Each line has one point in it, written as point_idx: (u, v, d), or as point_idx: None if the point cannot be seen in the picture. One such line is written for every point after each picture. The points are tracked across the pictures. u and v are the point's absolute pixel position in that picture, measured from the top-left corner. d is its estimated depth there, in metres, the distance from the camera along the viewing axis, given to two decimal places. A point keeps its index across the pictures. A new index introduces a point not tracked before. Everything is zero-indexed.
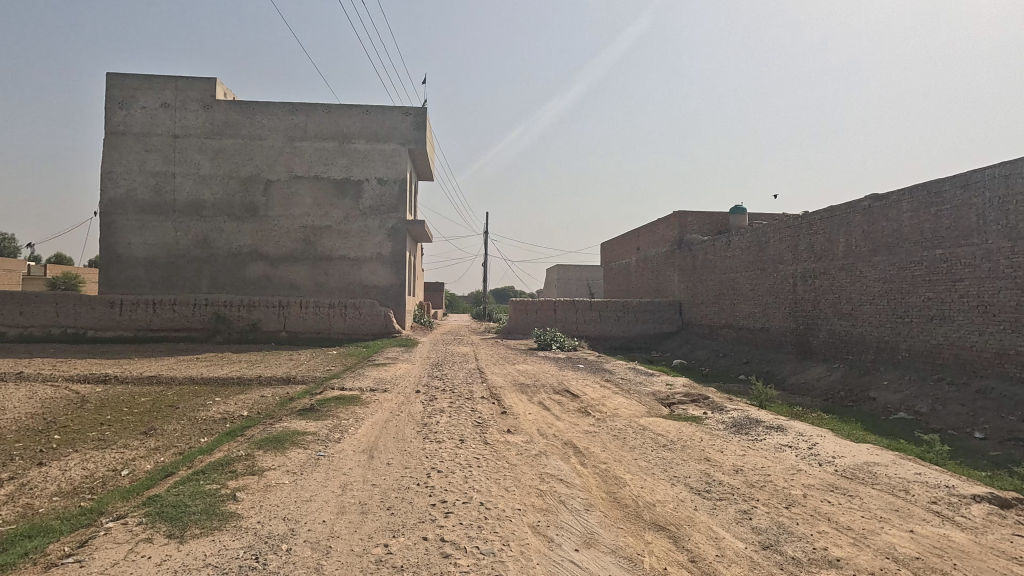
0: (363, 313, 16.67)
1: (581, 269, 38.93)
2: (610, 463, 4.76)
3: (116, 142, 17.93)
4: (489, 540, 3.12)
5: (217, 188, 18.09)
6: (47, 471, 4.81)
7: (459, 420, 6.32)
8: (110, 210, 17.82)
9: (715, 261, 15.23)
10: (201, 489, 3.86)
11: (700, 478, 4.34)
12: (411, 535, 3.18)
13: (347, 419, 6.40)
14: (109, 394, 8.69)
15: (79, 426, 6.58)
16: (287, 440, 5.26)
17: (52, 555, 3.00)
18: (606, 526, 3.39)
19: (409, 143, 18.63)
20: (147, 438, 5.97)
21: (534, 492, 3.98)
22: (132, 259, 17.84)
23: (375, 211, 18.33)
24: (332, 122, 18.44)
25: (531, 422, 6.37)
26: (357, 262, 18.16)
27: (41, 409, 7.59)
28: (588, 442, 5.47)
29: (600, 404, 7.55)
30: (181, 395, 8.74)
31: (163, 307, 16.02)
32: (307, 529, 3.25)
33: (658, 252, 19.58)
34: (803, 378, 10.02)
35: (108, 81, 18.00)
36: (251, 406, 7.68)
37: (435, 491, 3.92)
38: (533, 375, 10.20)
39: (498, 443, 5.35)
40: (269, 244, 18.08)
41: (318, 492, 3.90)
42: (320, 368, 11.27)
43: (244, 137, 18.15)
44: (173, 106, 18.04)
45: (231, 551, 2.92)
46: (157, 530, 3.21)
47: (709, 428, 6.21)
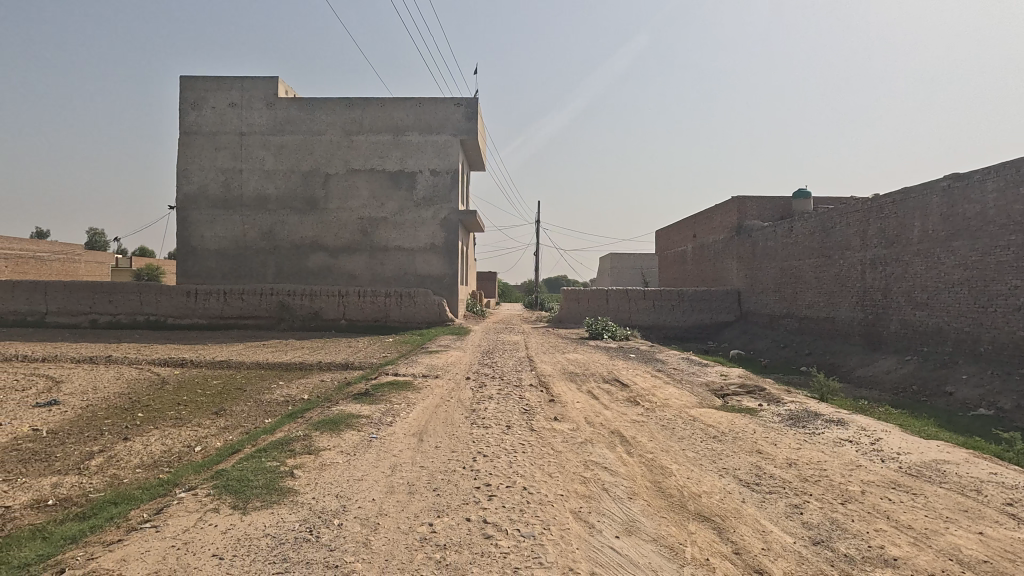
0: (417, 301, 17.07)
1: (635, 257, 38.35)
2: (657, 453, 4.70)
3: (189, 141, 19.12)
4: (530, 523, 3.18)
5: (280, 182, 18.96)
6: (131, 445, 5.26)
7: (507, 407, 6.41)
8: (185, 206, 19.06)
9: (776, 248, 14.62)
10: (262, 465, 4.13)
11: (751, 470, 4.23)
12: (455, 516, 3.28)
13: (399, 404, 6.63)
14: (186, 377, 9.41)
15: (160, 405, 7.16)
16: (342, 422, 5.50)
17: (131, 521, 3.30)
18: (649, 515, 3.37)
19: (461, 134, 18.79)
20: (218, 417, 6.42)
21: (577, 478, 4.01)
22: (204, 251, 19.00)
23: (428, 203, 18.66)
24: (386, 114, 18.88)
25: (579, 410, 6.38)
26: (412, 251, 18.58)
27: (127, 389, 8.30)
28: (635, 432, 5.42)
29: (650, 394, 7.44)
30: (249, 378, 9.32)
31: (233, 297, 16.96)
32: (357, 506, 3.42)
33: (716, 239, 18.96)
34: (871, 370, 9.49)
35: (182, 84, 19.20)
36: (312, 389, 8.10)
37: (479, 474, 4.01)
38: (582, 364, 10.18)
39: (544, 430, 5.39)
40: (329, 235, 18.80)
41: (369, 472, 4.08)
42: (376, 354, 11.69)
43: (305, 132, 18.91)
44: (240, 106, 19.02)
45: (288, 524, 3.11)
46: (224, 501, 3.47)
47: (764, 420, 6.02)
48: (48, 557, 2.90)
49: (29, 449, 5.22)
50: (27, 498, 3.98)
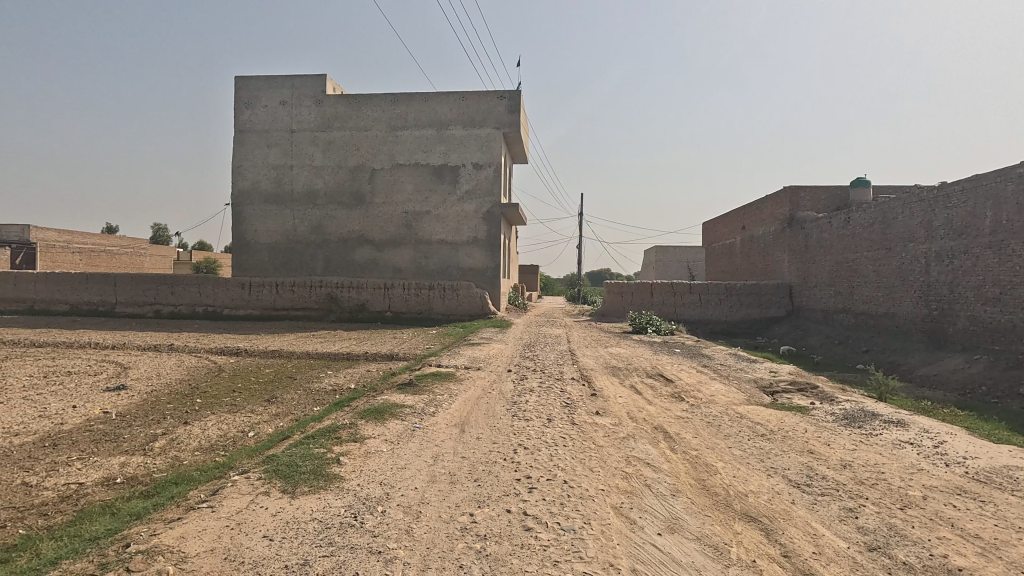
0: (460, 294, 17.22)
1: (681, 250, 37.52)
2: (703, 450, 4.58)
3: (243, 140, 19.92)
4: (570, 517, 3.16)
5: (328, 177, 19.48)
6: (190, 429, 5.55)
7: (548, 400, 6.39)
8: (240, 202, 19.87)
9: (831, 241, 13.98)
10: (310, 451, 4.27)
11: (802, 471, 4.07)
12: (495, 507, 3.30)
13: (441, 394, 6.73)
14: (240, 365, 9.85)
15: (216, 392, 7.53)
16: (386, 411, 5.63)
17: (190, 501, 3.48)
18: (692, 513, 3.30)
19: (504, 127, 18.75)
20: (270, 404, 6.69)
21: (619, 473, 3.96)
22: (258, 244, 19.78)
23: (471, 196, 18.75)
24: (430, 109, 19.07)
25: (621, 405, 6.30)
26: (454, 245, 18.75)
27: (187, 376, 8.76)
28: (679, 428, 5.30)
29: (695, 390, 7.28)
30: (299, 367, 9.67)
31: (284, 289, 17.59)
32: (400, 494, 3.49)
33: (767, 232, 18.30)
34: (935, 369, 8.95)
35: (236, 84, 20.00)
36: (358, 379, 8.34)
37: (520, 466, 4.02)
38: (625, 358, 10.04)
39: (585, 424, 5.35)
40: (375, 228, 19.21)
41: (412, 461, 4.16)
42: (420, 346, 11.89)
43: (351, 128, 19.36)
44: (291, 104, 19.66)
45: (335, 509, 3.21)
46: (274, 485, 3.60)
47: (816, 419, 5.78)
48: (116, 531, 3.10)
49: (101, 430, 5.59)
50: (98, 476, 4.26)
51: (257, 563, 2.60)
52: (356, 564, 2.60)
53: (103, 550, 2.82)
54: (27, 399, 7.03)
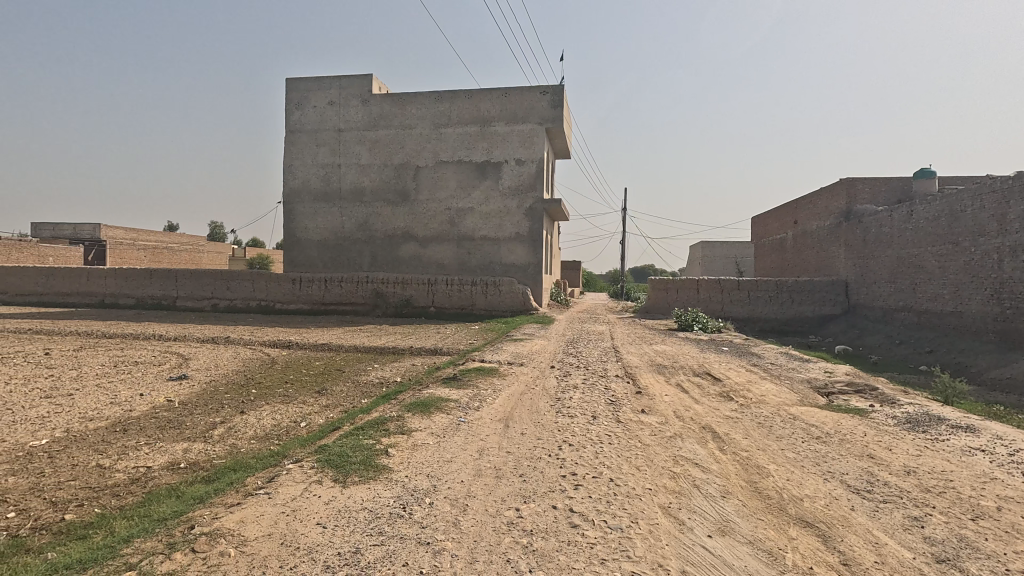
0: (502, 290, 17.29)
1: (729, 245, 36.49)
2: (754, 451, 4.45)
3: (294, 140, 20.60)
4: (617, 516, 3.12)
5: (374, 175, 19.91)
6: (246, 418, 5.80)
7: (592, 397, 6.33)
8: (291, 200, 20.58)
9: (892, 235, 13.28)
10: (360, 443, 4.38)
11: (861, 476, 3.88)
12: (541, 503, 3.30)
13: (485, 389, 6.78)
14: (292, 357, 10.21)
15: (270, 383, 7.86)
16: (433, 405, 5.71)
17: (248, 487, 3.64)
18: (743, 516, 3.20)
19: (547, 122, 18.65)
20: (320, 396, 6.91)
21: (666, 473, 3.88)
22: (308, 241, 20.42)
23: (514, 192, 18.76)
24: (473, 106, 19.18)
25: (667, 404, 6.18)
26: (497, 240, 18.81)
27: (243, 367, 9.17)
28: (729, 428, 5.16)
29: (745, 389, 7.07)
30: (347, 360, 9.95)
31: (332, 284, 18.11)
32: (447, 486, 3.54)
33: (821, 226, 17.55)
34: (1007, 372, 8.38)
35: (288, 86, 20.70)
36: (404, 373, 8.51)
37: (566, 463, 4.01)
38: (671, 356, 9.84)
39: (630, 422, 5.27)
40: (419, 225, 19.50)
41: (457, 454, 4.21)
42: (463, 341, 12.02)
43: (396, 126, 19.71)
44: (338, 104, 20.19)
45: (384, 499, 3.29)
46: (327, 474, 3.72)
47: (876, 422, 5.50)
48: (182, 513, 3.27)
49: (166, 418, 5.92)
50: (163, 460, 4.51)
51: (312, 549, 2.69)
52: (405, 554, 2.65)
53: (170, 531, 2.98)
54: (100, 386, 7.52)
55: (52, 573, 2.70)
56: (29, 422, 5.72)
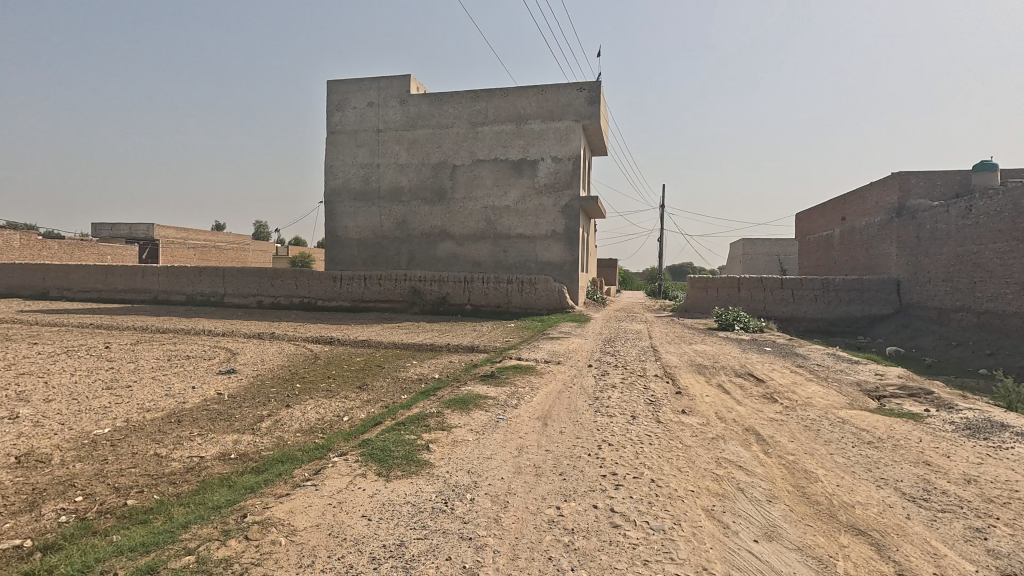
0: (538, 288, 17.29)
1: (772, 243, 35.45)
2: (800, 455, 4.32)
3: (335, 140, 21.10)
4: (660, 517, 3.09)
5: (412, 174, 20.19)
6: (291, 412, 5.98)
7: (632, 397, 6.27)
8: (332, 200, 21.09)
9: (949, 231, 12.64)
10: (402, 437, 4.46)
11: (917, 484, 3.72)
12: (582, 502, 3.29)
13: (523, 387, 6.80)
14: (334, 353, 10.48)
15: (313, 378, 8.10)
16: (471, 402, 5.77)
17: (296, 478, 3.76)
18: (791, 521, 3.12)
19: (583, 119, 18.52)
20: (361, 391, 7.08)
21: (709, 475, 3.82)
22: (348, 239, 20.88)
23: (550, 190, 18.70)
24: (509, 104, 19.21)
25: (709, 405, 6.07)
26: (533, 238, 18.80)
27: (287, 362, 9.48)
28: (773, 431, 5.03)
29: (790, 391, 6.86)
30: (387, 357, 10.14)
31: (372, 282, 18.47)
32: (488, 483, 3.57)
33: (871, 222, 16.84)
34: None
35: (329, 88, 21.21)
36: (442, 369, 8.62)
37: (606, 463, 3.98)
38: (712, 356, 9.64)
39: (671, 423, 5.19)
40: (456, 223, 19.67)
41: (497, 451, 4.23)
42: (500, 339, 12.08)
43: (433, 126, 19.93)
44: (378, 105, 20.56)
45: (427, 494, 3.34)
46: (371, 467, 3.81)
47: (932, 427, 5.26)
48: (235, 502, 3.41)
49: (216, 410, 6.16)
50: (215, 451, 4.70)
51: (358, 541, 2.75)
52: (449, 548, 2.69)
53: (224, 519, 3.11)
54: (156, 379, 7.90)
55: (117, 554, 2.85)
56: (92, 411, 6.05)
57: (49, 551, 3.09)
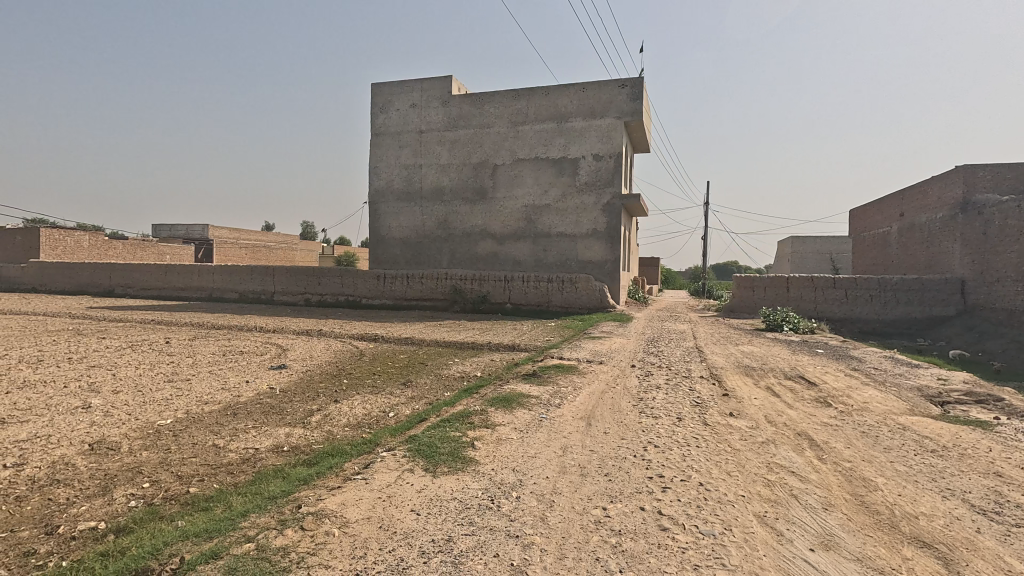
0: (579, 288, 17.18)
1: (823, 241, 34.10)
2: (857, 462, 4.14)
3: (379, 142, 21.55)
4: (710, 522, 3.03)
5: (453, 174, 20.42)
6: (339, 407, 6.16)
7: (677, 398, 6.16)
8: (376, 200, 21.57)
9: (1019, 227, 11.85)
10: (447, 434, 4.53)
11: (987, 496, 3.51)
12: (629, 503, 3.26)
13: (566, 387, 6.77)
14: (378, 350, 10.73)
15: (359, 374, 8.32)
16: (514, 400, 5.79)
17: (346, 472, 3.87)
18: (849, 531, 3.00)
19: (625, 115, 18.27)
20: (406, 388, 7.22)
21: (760, 480, 3.71)
22: (391, 239, 21.30)
23: (591, 188, 18.54)
24: (550, 103, 19.16)
25: (758, 408, 5.89)
26: (574, 237, 18.70)
27: (334, 358, 9.77)
28: (828, 437, 4.84)
29: (845, 395, 6.58)
30: (430, 354, 10.31)
31: (414, 281, 18.79)
32: (533, 481, 3.59)
33: (933, 218, 15.96)
34: None
35: (373, 91, 21.68)
36: (484, 367, 8.69)
37: (652, 464, 3.93)
38: (760, 358, 9.35)
39: (719, 425, 5.08)
40: (497, 222, 19.77)
41: (542, 450, 4.24)
42: (541, 338, 12.08)
43: (475, 126, 20.09)
44: (420, 106, 20.89)
45: (473, 490, 3.39)
46: (418, 463, 3.88)
47: (1003, 437, 4.95)
48: (290, 493, 3.54)
49: (269, 404, 6.41)
50: (269, 443, 4.89)
51: (408, 534, 2.81)
52: (497, 545, 2.72)
53: (280, 509, 3.23)
54: (212, 373, 8.29)
55: (183, 538, 3.01)
56: (156, 403, 6.40)
57: (121, 533, 3.29)
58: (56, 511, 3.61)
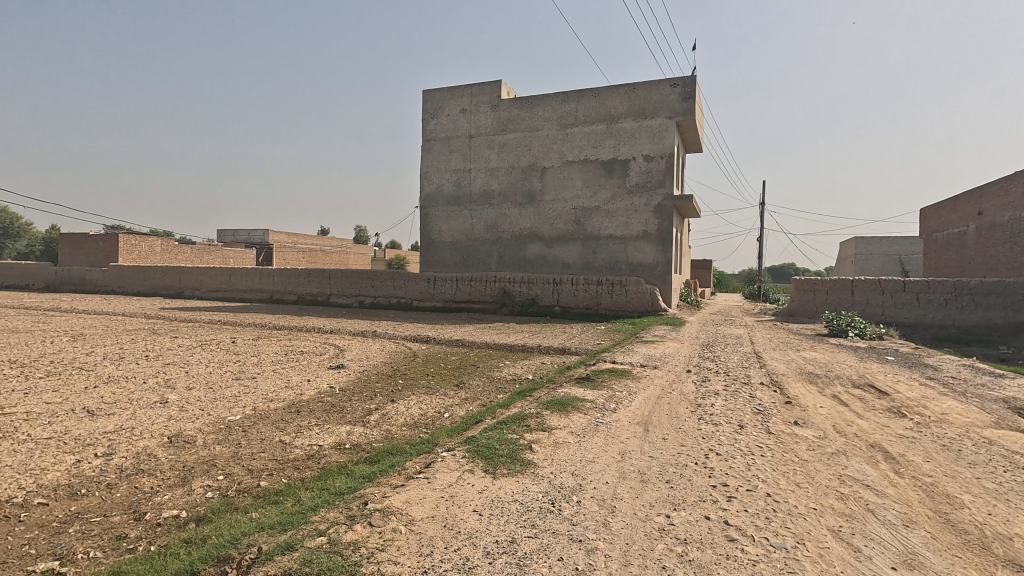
0: (629, 290, 16.94)
1: (890, 241, 32.27)
2: (940, 477, 3.89)
3: (429, 147, 21.98)
4: (781, 534, 2.92)
5: (503, 177, 20.57)
6: (396, 406, 6.32)
7: (737, 405, 5.97)
8: (427, 204, 21.99)
9: None
10: (505, 436, 4.56)
11: None
12: (693, 512, 3.19)
13: (620, 391, 6.69)
14: (431, 351, 10.92)
15: (413, 374, 8.50)
16: (569, 404, 5.77)
17: (408, 470, 3.96)
18: (935, 550, 2.82)
19: (678, 115, 17.88)
20: (459, 389, 7.31)
21: (833, 493, 3.55)
22: (441, 242, 21.65)
23: (642, 190, 18.25)
24: (600, 104, 19.00)
25: (824, 417, 5.63)
26: (624, 240, 18.45)
27: (389, 359, 10.02)
28: (904, 449, 4.57)
29: (920, 405, 6.20)
30: (481, 356, 10.41)
31: (463, 283, 19.02)
32: (593, 486, 3.56)
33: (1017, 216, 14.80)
34: None
35: (424, 98, 22.15)
36: (536, 370, 8.70)
37: (715, 473, 3.82)
38: (824, 364, 8.93)
39: (784, 434, 4.89)
40: (546, 225, 19.76)
41: (600, 455, 4.20)
42: (591, 341, 11.98)
43: (524, 129, 20.18)
44: (469, 111, 21.17)
45: (533, 493, 3.39)
46: (478, 464, 3.92)
47: None
48: (356, 489, 3.66)
49: (329, 402, 6.64)
50: (332, 441, 5.07)
51: (472, 534, 2.85)
52: (560, 549, 2.71)
53: (347, 505, 3.34)
54: (276, 371, 8.67)
55: (259, 530, 3.15)
56: (226, 399, 6.76)
57: (200, 522, 3.48)
58: (142, 498, 3.87)
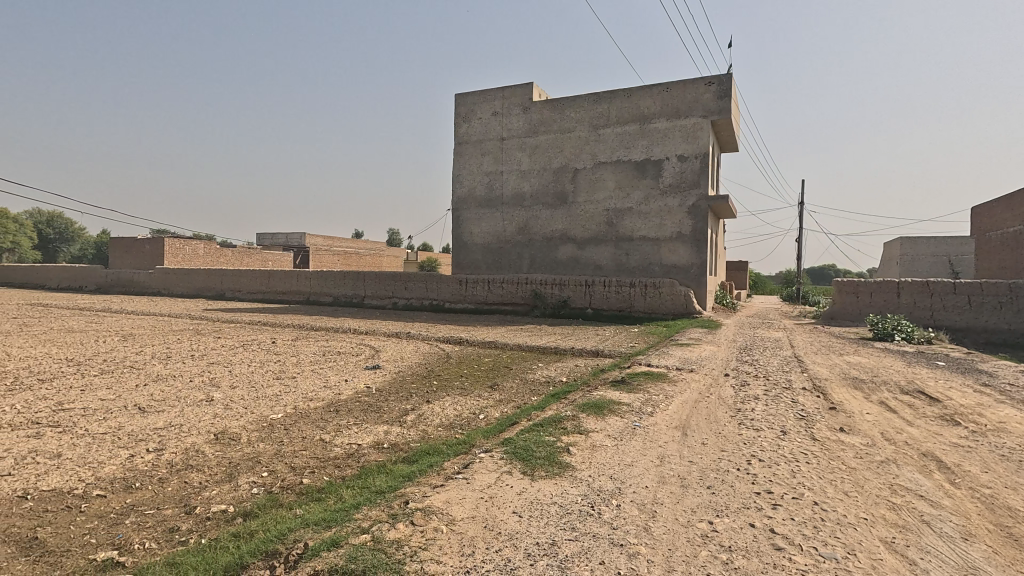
0: (663, 293, 16.70)
1: (938, 241, 30.95)
2: (1000, 489, 3.71)
3: (462, 150, 22.16)
4: (831, 544, 2.83)
5: (534, 179, 20.57)
6: (432, 407, 6.39)
7: (778, 410, 5.82)
8: (459, 207, 22.17)
9: None
10: (542, 438, 4.56)
11: None
12: (737, 519, 3.12)
13: (657, 395, 6.60)
14: (464, 353, 11.01)
15: (447, 376, 8.59)
16: (605, 407, 5.73)
17: (447, 471, 4.01)
18: (998, 566, 2.69)
19: (713, 114, 17.56)
20: (494, 391, 7.34)
21: (884, 502, 3.42)
22: (473, 244, 21.77)
23: (676, 190, 17.98)
24: (633, 104, 18.82)
25: (872, 424, 5.44)
26: (658, 241, 18.20)
27: (423, 360, 10.15)
28: (960, 459, 4.37)
29: (975, 413, 5.92)
30: (514, 358, 10.43)
31: (495, 285, 19.10)
32: (633, 490, 3.52)
33: None
34: None
35: (456, 101, 22.35)
36: (569, 372, 8.67)
37: (759, 480, 3.73)
38: (870, 369, 8.62)
39: (829, 441, 4.73)
40: (578, 227, 19.66)
41: (638, 459, 4.15)
42: (625, 343, 11.86)
43: (556, 131, 20.15)
44: (501, 114, 21.26)
45: (573, 496, 3.38)
46: (516, 466, 3.93)
47: None
48: (396, 488, 3.71)
49: (367, 402, 6.76)
50: (371, 440, 5.16)
51: (512, 536, 2.86)
52: (601, 553, 2.69)
53: (389, 503, 3.39)
54: (314, 371, 8.88)
55: (305, 525, 3.24)
56: (267, 398, 6.95)
57: (247, 517, 3.59)
58: (192, 493, 4.02)
